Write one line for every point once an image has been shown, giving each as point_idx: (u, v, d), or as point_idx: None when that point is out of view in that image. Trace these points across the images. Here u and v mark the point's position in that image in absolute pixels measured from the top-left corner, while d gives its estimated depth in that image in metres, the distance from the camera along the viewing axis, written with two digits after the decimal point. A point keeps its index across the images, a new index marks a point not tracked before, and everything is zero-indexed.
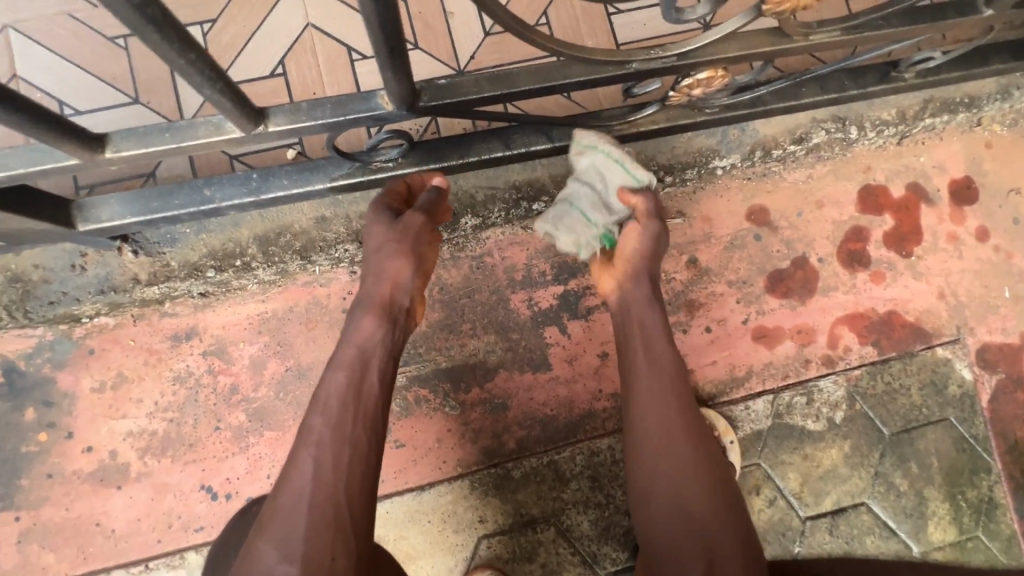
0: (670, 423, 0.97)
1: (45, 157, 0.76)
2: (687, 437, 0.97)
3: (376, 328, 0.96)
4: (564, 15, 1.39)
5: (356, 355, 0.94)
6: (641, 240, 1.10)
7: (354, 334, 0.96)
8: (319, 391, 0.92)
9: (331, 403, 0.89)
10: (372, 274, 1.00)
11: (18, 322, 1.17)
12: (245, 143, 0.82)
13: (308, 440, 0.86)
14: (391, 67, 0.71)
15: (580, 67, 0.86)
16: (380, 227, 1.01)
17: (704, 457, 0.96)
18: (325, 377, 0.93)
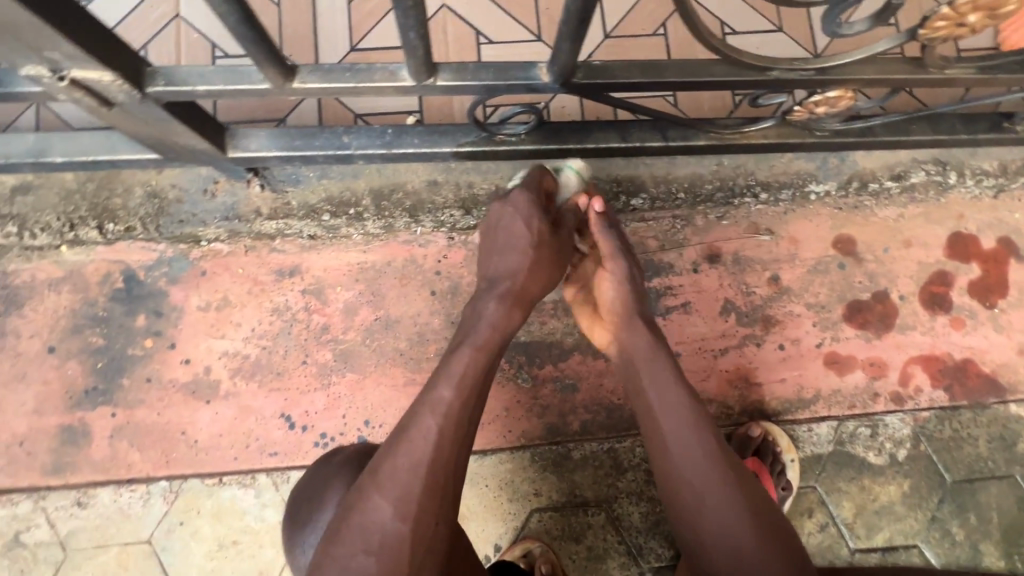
0: (709, 469, 0.95)
1: (241, 78, 0.85)
2: (715, 473, 0.95)
3: (505, 316, 1.05)
4: (682, 27, 1.43)
5: (488, 339, 1.01)
6: (613, 286, 1.14)
7: (485, 317, 1.04)
8: (446, 364, 0.96)
9: (462, 379, 0.94)
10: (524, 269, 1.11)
11: (147, 234, 1.27)
12: (410, 93, 0.89)
13: (435, 408, 0.90)
14: (571, 37, 0.77)
15: (723, 68, 0.92)
16: (528, 217, 1.12)
17: (739, 495, 0.94)
18: (455, 352, 0.98)
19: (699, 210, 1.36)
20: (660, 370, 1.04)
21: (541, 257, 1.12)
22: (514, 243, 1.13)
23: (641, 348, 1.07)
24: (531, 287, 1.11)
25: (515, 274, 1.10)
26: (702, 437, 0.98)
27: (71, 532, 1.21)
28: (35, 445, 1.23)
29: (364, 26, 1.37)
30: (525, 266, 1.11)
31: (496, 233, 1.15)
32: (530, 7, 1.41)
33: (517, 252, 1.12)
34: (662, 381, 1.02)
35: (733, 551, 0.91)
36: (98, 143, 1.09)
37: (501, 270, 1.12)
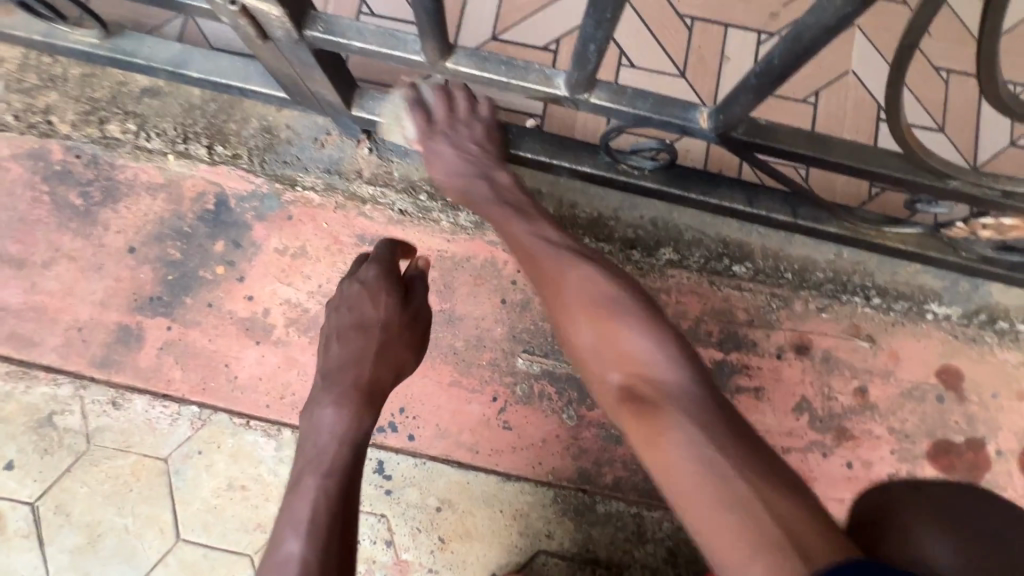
0: (559, 282, 0.91)
1: (398, 44, 0.82)
2: (569, 276, 0.90)
3: (347, 426, 0.92)
4: (833, 102, 1.33)
5: (335, 459, 0.87)
6: (457, 151, 1.05)
7: (315, 431, 0.91)
8: (290, 505, 0.82)
9: (314, 521, 0.79)
10: (363, 357, 0.99)
11: (250, 165, 1.28)
12: (558, 102, 0.85)
13: (286, 567, 0.75)
14: (754, 91, 0.70)
15: (898, 162, 0.84)
16: (375, 289, 1.04)
17: (595, 292, 0.88)
18: (298, 486, 0.84)
19: (801, 294, 1.26)
20: (507, 198, 1.02)
21: (379, 338, 1.02)
22: (345, 330, 1.03)
23: (497, 181, 1.04)
24: (368, 381, 0.98)
25: (346, 379, 0.97)
26: (551, 246, 0.94)
27: (98, 428, 1.23)
28: (92, 335, 1.26)
29: (511, 18, 1.33)
30: (353, 363, 0.99)
31: (333, 319, 1.05)
32: (681, 42, 1.35)
33: (350, 338, 1.01)
34: (510, 203, 1.01)
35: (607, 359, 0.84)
36: (234, 69, 1.10)
37: (327, 368, 1.00)
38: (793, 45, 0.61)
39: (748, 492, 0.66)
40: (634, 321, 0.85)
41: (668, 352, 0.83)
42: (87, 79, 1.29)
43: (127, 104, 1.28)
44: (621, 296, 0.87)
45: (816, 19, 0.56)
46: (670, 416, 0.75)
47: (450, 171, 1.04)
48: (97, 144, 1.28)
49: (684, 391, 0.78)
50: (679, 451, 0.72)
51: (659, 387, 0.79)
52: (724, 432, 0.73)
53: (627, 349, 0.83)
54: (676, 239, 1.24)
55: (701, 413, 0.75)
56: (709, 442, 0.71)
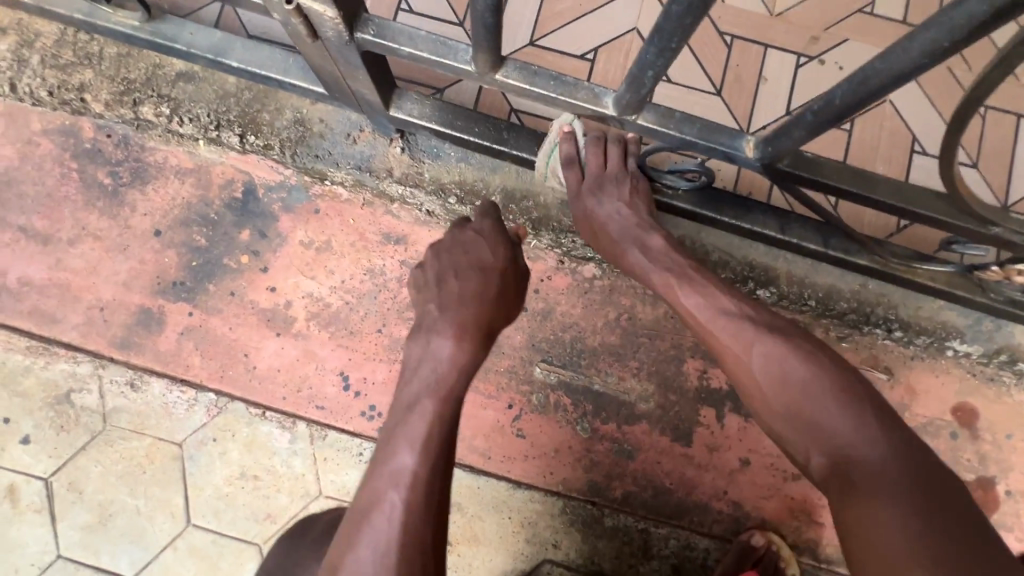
0: (743, 349, 0.85)
1: (448, 53, 0.82)
2: (742, 342, 0.85)
3: (464, 357, 0.87)
4: (869, 130, 1.32)
5: (450, 386, 0.83)
6: (608, 203, 1.04)
7: (432, 358, 0.86)
8: (404, 425, 0.78)
9: (428, 443, 0.76)
10: (478, 294, 0.95)
11: (281, 157, 1.27)
12: (604, 121, 0.84)
13: (397, 480, 0.72)
14: (808, 127, 0.70)
15: (940, 204, 0.83)
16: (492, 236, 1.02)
17: (801, 370, 0.80)
18: (413, 407, 0.80)
19: (822, 323, 1.26)
20: (665, 262, 0.97)
21: (496, 280, 0.98)
22: (463, 264, 0.99)
23: (652, 245, 1.00)
24: (487, 322, 0.93)
25: (467, 313, 0.92)
26: (726, 316, 0.88)
27: (114, 409, 1.24)
28: (113, 316, 1.26)
29: (550, 25, 1.32)
30: (476, 299, 0.94)
31: (444, 257, 1.01)
32: (719, 59, 1.34)
33: (471, 274, 0.97)
34: (673, 268, 0.96)
35: (790, 416, 0.79)
36: (274, 60, 1.09)
37: (446, 298, 0.95)
38: (857, 88, 0.60)
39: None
40: (830, 398, 0.77)
41: (878, 435, 0.73)
42: (123, 58, 1.28)
43: (161, 87, 1.27)
44: (809, 366, 0.80)
45: (886, 66, 0.56)
46: (882, 515, 0.66)
47: (605, 227, 1.04)
48: (129, 125, 1.28)
49: (896, 479, 0.69)
50: (884, 545, 0.65)
51: (868, 477, 0.70)
52: (952, 531, 0.63)
53: (821, 426, 0.76)
54: (701, 259, 1.23)
55: (966, 544, 0.62)
56: (924, 534, 0.63)
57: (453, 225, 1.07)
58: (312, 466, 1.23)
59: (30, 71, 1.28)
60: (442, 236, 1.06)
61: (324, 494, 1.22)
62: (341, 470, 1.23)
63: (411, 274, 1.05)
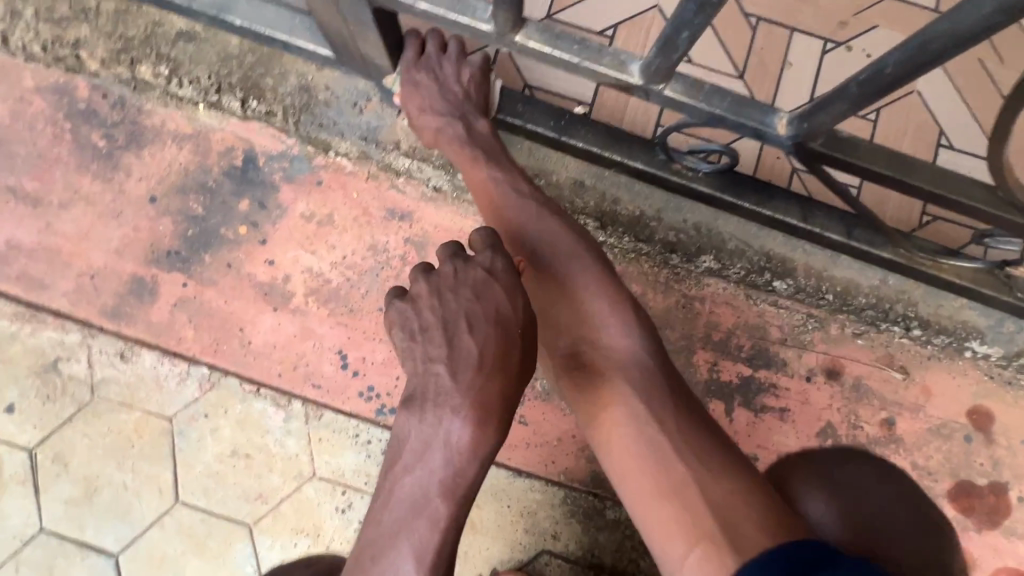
0: (536, 245, 0.94)
1: (466, 9, 0.76)
2: (532, 238, 0.94)
3: (473, 449, 0.74)
4: (895, 121, 1.27)
5: (459, 487, 0.74)
6: (428, 80, 0.97)
7: (443, 446, 0.74)
8: (403, 535, 0.73)
9: (430, 557, 0.72)
10: (500, 350, 0.76)
11: (284, 124, 1.22)
12: (628, 90, 0.80)
13: None
14: (852, 100, 0.65)
15: (979, 191, 0.80)
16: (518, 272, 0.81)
17: (576, 266, 0.93)
18: (415, 513, 0.73)
19: (838, 317, 1.22)
20: (480, 142, 0.98)
21: (519, 331, 0.77)
22: (476, 311, 0.77)
23: (474, 127, 0.99)
24: (510, 397, 0.75)
25: (483, 390, 0.74)
26: (523, 206, 0.95)
27: (103, 380, 1.19)
28: (104, 284, 1.21)
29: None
30: (498, 368, 0.75)
31: (454, 293, 0.79)
32: (743, 41, 1.29)
33: (486, 331, 0.76)
34: (489, 152, 0.98)
35: (560, 310, 0.92)
36: (279, 19, 1.04)
37: (457, 361, 0.75)
38: (913, 54, 0.56)
39: (696, 477, 0.76)
40: (598, 296, 0.91)
41: (622, 325, 0.90)
42: (121, 15, 1.23)
43: (161, 46, 1.22)
44: (577, 254, 0.93)
45: (949, 28, 0.52)
46: (621, 396, 0.84)
47: (433, 119, 0.98)
48: (126, 85, 1.23)
49: (632, 363, 0.88)
50: (622, 425, 0.83)
51: (611, 360, 0.88)
52: (667, 403, 0.84)
53: (586, 318, 0.91)
54: (718, 248, 1.19)
55: (671, 406, 0.84)
56: (653, 414, 0.82)
57: (451, 247, 0.82)
58: (307, 446, 1.19)
59: (25, 24, 1.23)
60: (440, 262, 0.82)
61: (318, 475, 1.18)
62: (336, 452, 1.19)
63: (397, 304, 0.82)
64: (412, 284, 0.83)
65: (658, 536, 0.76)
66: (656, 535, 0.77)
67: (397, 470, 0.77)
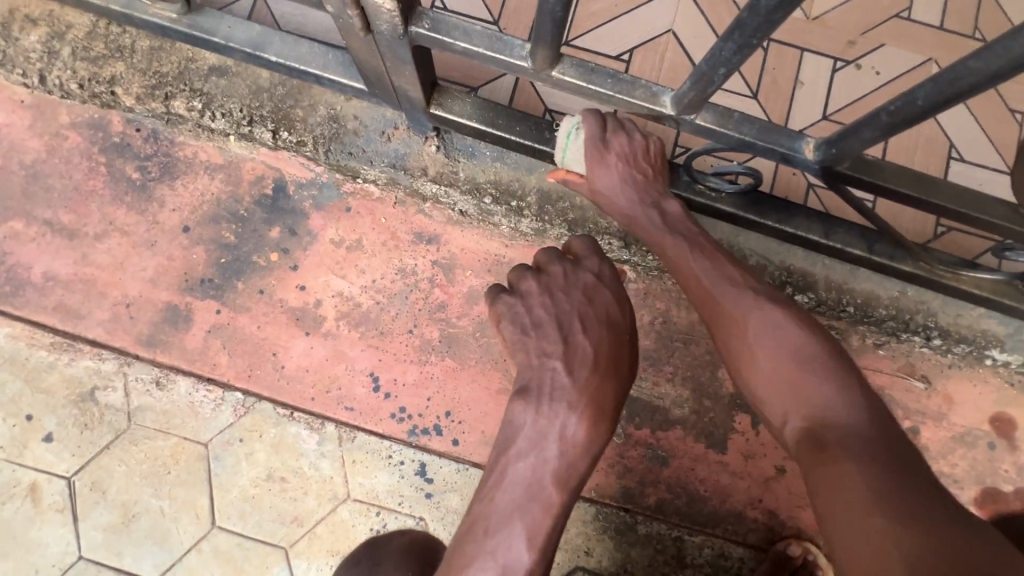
0: (732, 295, 0.93)
1: (503, 48, 0.80)
2: (725, 302, 0.93)
3: (586, 436, 0.83)
4: (907, 135, 1.30)
5: (577, 472, 0.81)
6: (615, 155, 1.01)
7: (559, 438, 0.82)
8: (519, 509, 0.77)
9: (542, 538, 0.76)
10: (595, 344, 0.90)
11: (313, 154, 1.26)
12: (660, 120, 0.83)
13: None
14: (880, 129, 0.69)
15: (1001, 209, 0.83)
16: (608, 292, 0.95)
17: (780, 318, 0.89)
18: (534, 489, 0.79)
19: (859, 329, 1.24)
20: (677, 228, 0.99)
21: (621, 341, 0.92)
22: (587, 314, 0.93)
23: (667, 211, 1.02)
24: (617, 397, 0.88)
25: (598, 388, 0.87)
26: (731, 285, 0.94)
27: (139, 407, 1.21)
28: (139, 313, 1.24)
29: (586, 26, 1.31)
30: (609, 367, 0.89)
31: (564, 300, 0.93)
32: (756, 62, 1.33)
33: (599, 334, 0.91)
34: (685, 235, 0.99)
35: (776, 373, 0.87)
36: (314, 55, 1.07)
37: (576, 359, 0.88)
38: (944, 88, 0.59)
39: (899, 540, 0.65)
40: (820, 365, 0.85)
41: (855, 406, 0.81)
42: (155, 52, 1.27)
43: (194, 81, 1.26)
44: (793, 324, 0.88)
45: (982, 65, 0.54)
46: (839, 458, 0.76)
47: (607, 192, 1.02)
48: (159, 119, 1.27)
49: (862, 434, 0.78)
50: (840, 492, 0.73)
51: (835, 428, 0.80)
52: (894, 476, 0.72)
53: (807, 392, 0.84)
54: (740, 263, 1.22)
55: (924, 503, 0.69)
56: (876, 484, 0.71)
57: (554, 255, 0.99)
58: (340, 468, 1.20)
59: (61, 62, 1.27)
60: (551, 265, 0.97)
61: (352, 496, 1.20)
62: (369, 473, 1.20)
63: (505, 298, 0.97)
64: (522, 284, 0.97)
65: None
66: None
67: (508, 455, 0.83)
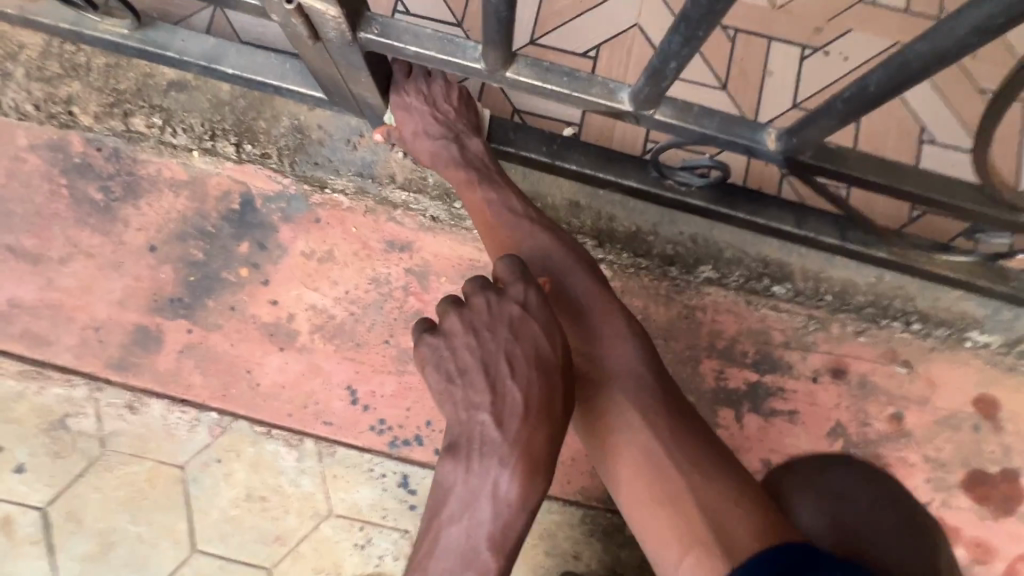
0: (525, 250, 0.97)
1: (456, 50, 0.79)
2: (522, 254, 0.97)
3: (519, 497, 0.75)
4: (878, 120, 1.29)
5: (511, 535, 0.75)
6: (417, 99, 1.02)
7: (490, 499, 0.75)
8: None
9: None
10: (519, 388, 0.78)
11: (278, 166, 1.24)
12: (619, 117, 0.82)
13: None
14: (838, 116, 0.68)
15: (968, 192, 0.82)
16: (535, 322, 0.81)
17: (574, 271, 0.96)
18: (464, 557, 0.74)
19: (839, 317, 1.23)
20: (473, 163, 1.02)
21: (556, 379, 0.80)
22: (515, 352, 0.80)
23: (466, 148, 1.04)
24: (552, 443, 0.79)
25: (530, 442, 0.77)
26: (519, 231, 0.98)
27: (112, 432, 1.19)
28: (108, 336, 1.21)
29: (551, 23, 1.30)
30: (542, 415, 0.78)
31: (488, 341, 0.80)
32: (724, 53, 1.32)
33: (529, 379, 0.78)
34: (479, 171, 1.03)
35: (562, 326, 0.93)
36: (271, 66, 1.06)
37: (504, 410, 0.78)
38: (896, 73, 0.58)
39: (693, 496, 0.79)
40: (598, 315, 0.93)
41: (621, 338, 0.92)
42: (112, 69, 1.24)
43: (153, 97, 1.24)
44: (577, 274, 0.96)
45: (928, 47, 0.54)
46: (626, 413, 0.86)
47: (417, 137, 1.03)
48: (119, 137, 1.24)
49: (635, 376, 0.89)
50: (631, 448, 0.84)
51: (614, 377, 0.89)
52: (669, 418, 0.86)
53: (587, 334, 0.93)
54: (715, 257, 1.21)
55: (696, 444, 0.84)
56: (660, 435, 0.84)
57: (478, 283, 0.83)
58: (322, 485, 1.18)
59: (16, 84, 1.24)
60: (474, 298, 0.82)
61: (335, 512, 1.18)
62: (351, 488, 1.18)
63: (429, 339, 0.83)
64: (444, 322, 0.83)
65: (662, 551, 0.79)
66: (659, 551, 0.80)
67: (442, 517, 0.77)
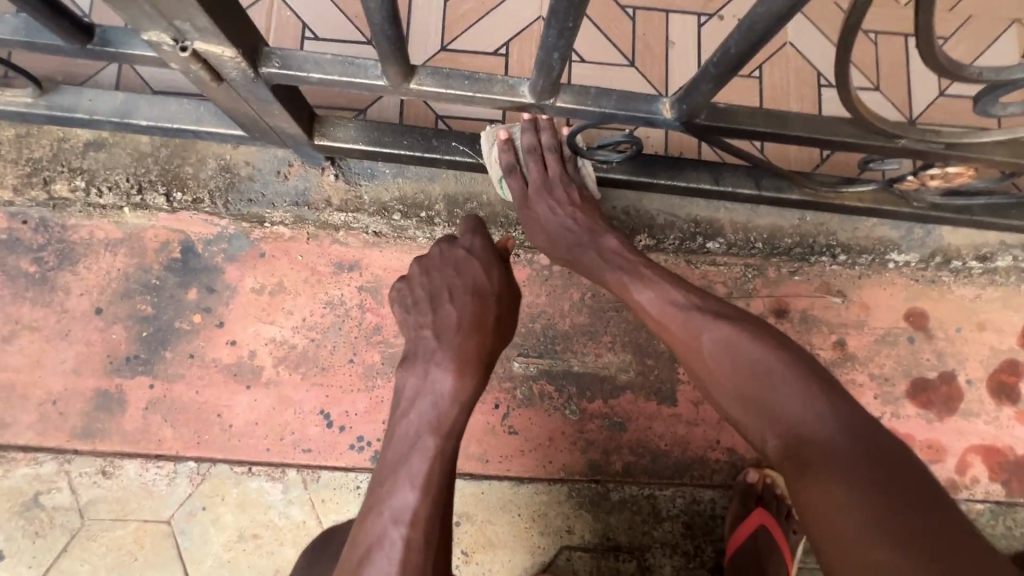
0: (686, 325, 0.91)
1: (357, 70, 0.82)
2: (687, 336, 0.91)
3: (459, 388, 0.90)
4: (778, 72, 1.38)
5: (455, 421, 0.88)
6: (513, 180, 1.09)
7: (431, 392, 0.89)
8: (402, 457, 0.84)
9: (428, 478, 0.81)
10: (455, 305, 1.00)
11: (212, 208, 1.24)
12: (524, 109, 0.87)
13: (399, 517, 0.77)
14: (714, 80, 0.74)
15: (850, 128, 0.90)
16: (470, 257, 1.06)
17: (732, 333, 0.87)
18: (413, 437, 0.85)
19: (773, 261, 1.31)
20: (615, 260, 1.03)
21: (488, 302, 1.02)
22: (455, 285, 1.03)
23: (604, 245, 1.06)
24: (483, 351, 0.97)
25: (464, 345, 0.95)
26: (678, 310, 0.93)
27: (90, 501, 1.17)
28: (68, 406, 1.20)
29: (459, 27, 1.34)
30: (473, 327, 0.98)
31: (436, 277, 1.05)
32: (627, 32, 1.39)
33: (463, 301, 1.01)
34: (620, 265, 1.02)
35: (756, 402, 0.82)
36: (185, 111, 1.06)
37: (442, 325, 0.99)
38: (748, 35, 0.64)
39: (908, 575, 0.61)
40: (800, 383, 0.80)
41: (811, 400, 0.78)
42: (23, 139, 1.22)
43: (71, 160, 1.22)
44: (776, 350, 0.84)
45: (767, 9, 0.60)
46: (821, 480, 0.72)
47: (551, 232, 1.09)
48: (44, 207, 1.22)
49: (840, 444, 0.74)
50: (829, 517, 0.69)
51: (816, 447, 0.75)
52: (881, 485, 0.69)
53: (774, 408, 0.80)
54: (649, 225, 1.28)
55: (916, 516, 0.66)
56: (866, 502, 0.68)
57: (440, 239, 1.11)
58: (311, 511, 1.20)
59: None
60: (430, 250, 1.09)
61: None
62: (341, 509, 1.20)
63: (397, 286, 1.10)
64: (409, 271, 1.10)
65: None
66: None
67: (397, 416, 0.90)
